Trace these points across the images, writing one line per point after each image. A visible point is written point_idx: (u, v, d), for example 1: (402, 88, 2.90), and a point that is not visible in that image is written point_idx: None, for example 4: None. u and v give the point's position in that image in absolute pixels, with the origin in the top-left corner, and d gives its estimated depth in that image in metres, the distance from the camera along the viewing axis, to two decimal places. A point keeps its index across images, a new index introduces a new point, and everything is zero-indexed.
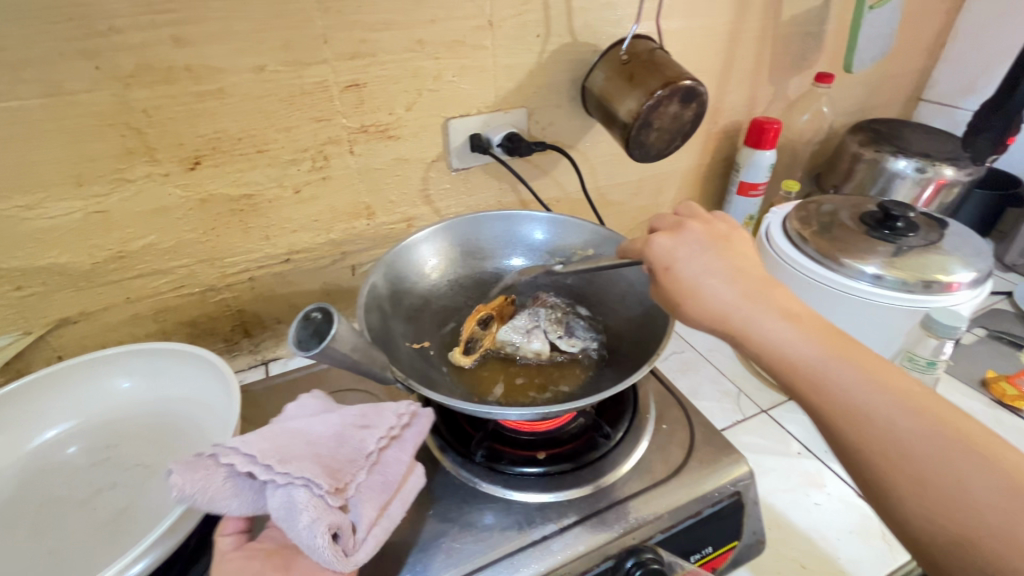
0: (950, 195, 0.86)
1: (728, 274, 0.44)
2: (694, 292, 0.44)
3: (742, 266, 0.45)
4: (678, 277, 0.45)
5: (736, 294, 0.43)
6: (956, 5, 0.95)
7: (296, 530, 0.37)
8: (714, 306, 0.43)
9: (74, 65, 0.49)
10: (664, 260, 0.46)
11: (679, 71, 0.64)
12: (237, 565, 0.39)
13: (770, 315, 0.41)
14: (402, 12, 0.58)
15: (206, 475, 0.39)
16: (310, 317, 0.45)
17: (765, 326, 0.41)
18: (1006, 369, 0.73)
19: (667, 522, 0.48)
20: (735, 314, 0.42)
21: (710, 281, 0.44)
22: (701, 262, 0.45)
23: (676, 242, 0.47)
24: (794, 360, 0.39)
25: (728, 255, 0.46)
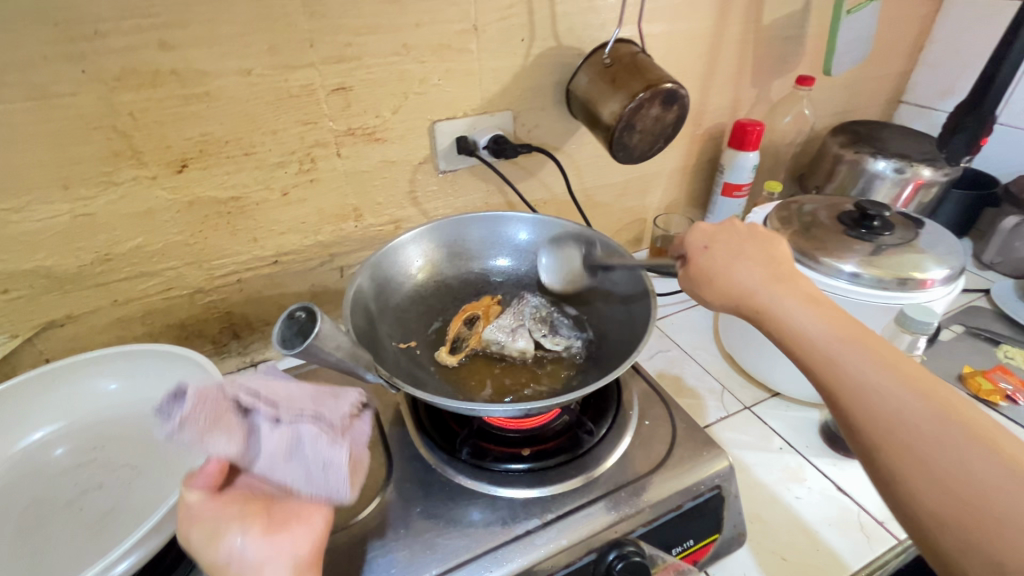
0: (928, 195, 0.88)
1: (758, 262, 0.49)
2: (723, 273, 0.50)
3: (771, 255, 0.50)
4: (711, 259, 0.51)
5: (762, 276, 0.48)
6: (933, 9, 0.97)
7: (308, 459, 0.40)
8: (740, 284, 0.48)
9: (60, 69, 0.49)
10: (703, 243, 0.52)
11: (661, 74, 0.65)
12: (221, 511, 0.37)
13: (791, 295, 0.46)
14: (387, 16, 0.59)
15: (215, 404, 0.39)
16: (294, 316, 0.45)
17: (785, 303, 0.46)
18: (983, 365, 0.75)
19: (649, 515, 0.49)
20: (759, 292, 0.47)
21: (739, 264, 0.49)
22: (732, 248, 0.51)
23: (717, 231, 0.53)
24: (806, 334, 0.44)
25: (758, 246, 0.51)
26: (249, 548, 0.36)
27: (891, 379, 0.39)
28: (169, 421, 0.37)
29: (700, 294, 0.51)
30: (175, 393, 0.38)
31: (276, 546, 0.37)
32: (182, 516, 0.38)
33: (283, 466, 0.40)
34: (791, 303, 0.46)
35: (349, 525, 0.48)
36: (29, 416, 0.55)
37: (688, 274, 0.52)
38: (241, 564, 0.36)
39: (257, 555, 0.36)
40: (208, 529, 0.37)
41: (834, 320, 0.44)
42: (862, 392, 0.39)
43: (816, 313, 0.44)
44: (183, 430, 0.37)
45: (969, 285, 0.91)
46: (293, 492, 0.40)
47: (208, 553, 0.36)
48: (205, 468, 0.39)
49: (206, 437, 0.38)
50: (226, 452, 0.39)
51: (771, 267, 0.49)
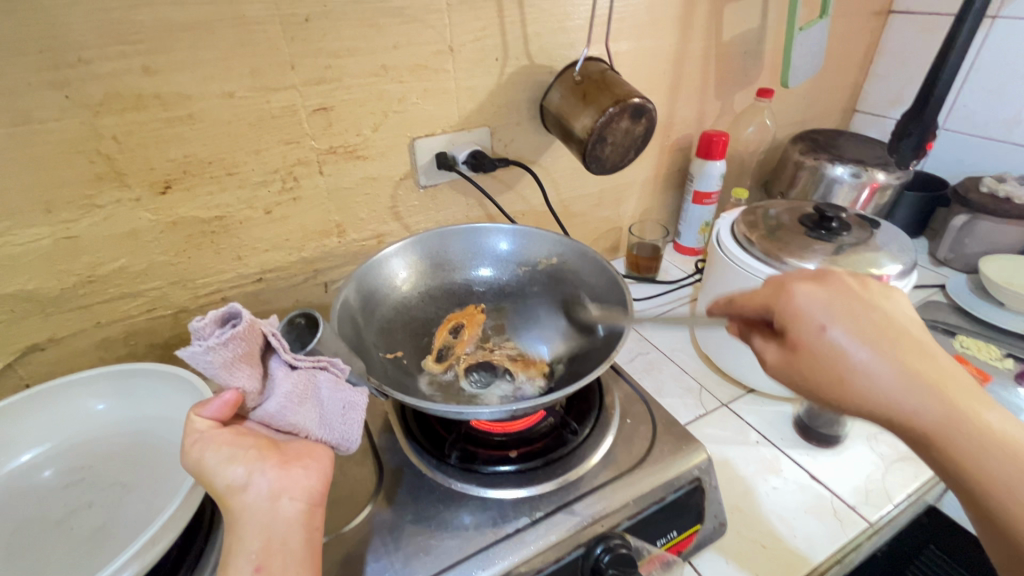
0: (884, 198, 0.93)
1: (907, 355, 0.39)
2: (860, 369, 0.39)
3: (914, 339, 0.40)
4: (836, 348, 0.40)
5: (919, 384, 0.38)
6: (879, 24, 1.03)
7: (324, 404, 0.43)
8: (882, 392, 0.39)
9: (43, 95, 0.50)
10: (824, 318, 0.41)
11: (629, 90, 0.69)
12: (231, 444, 0.39)
13: (971, 415, 0.37)
14: (365, 39, 0.62)
15: (250, 335, 0.39)
16: (294, 321, 0.48)
17: (963, 431, 0.37)
18: (941, 355, 0.79)
19: (633, 509, 0.51)
20: (925, 407, 0.38)
21: (882, 362, 0.39)
22: (869, 333, 0.39)
23: (829, 296, 0.42)
24: (994, 473, 0.36)
25: (895, 326, 0.40)
26: (267, 477, 0.39)
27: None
28: (202, 343, 0.36)
29: (814, 387, 0.42)
30: (213, 315, 0.37)
31: (293, 477, 0.39)
32: (192, 441, 0.39)
33: (299, 407, 0.41)
34: (967, 430, 0.37)
35: (343, 532, 0.49)
36: (16, 438, 0.55)
37: (798, 360, 0.42)
38: (258, 493, 0.38)
39: (274, 485, 0.38)
40: (223, 455, 0.38)
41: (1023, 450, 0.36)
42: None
43: (1000, 449, 0.37)
44: (215, 354, 0.37)
45: (925, 281, 0.96)
46: (301, 433, 0.42)
47: (222, 478, 0.38)
48: (217, 400, 0.40)
49: (233, 366, 0.38)
50: (246, 386, 0.39)
51: (924, 365, 0.39)
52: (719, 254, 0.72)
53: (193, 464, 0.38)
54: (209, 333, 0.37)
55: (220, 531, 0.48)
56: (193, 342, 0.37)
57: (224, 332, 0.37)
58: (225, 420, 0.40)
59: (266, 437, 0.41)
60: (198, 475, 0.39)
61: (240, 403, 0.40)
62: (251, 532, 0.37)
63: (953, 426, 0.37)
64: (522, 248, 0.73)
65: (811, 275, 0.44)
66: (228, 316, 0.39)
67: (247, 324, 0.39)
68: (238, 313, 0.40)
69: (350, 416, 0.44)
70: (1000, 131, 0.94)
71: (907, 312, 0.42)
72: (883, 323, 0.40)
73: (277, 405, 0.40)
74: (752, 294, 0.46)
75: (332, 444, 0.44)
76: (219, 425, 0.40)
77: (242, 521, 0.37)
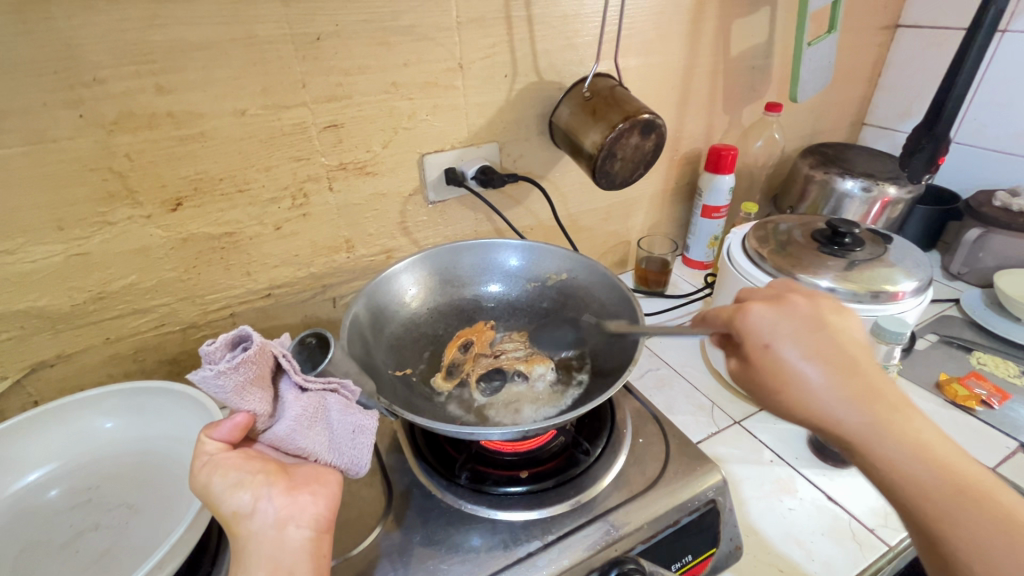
0: (895, 212, 0.92)
1: (838, 369, 0.42)
2: (794, 381, 0.43)
3: (849, 354, 0.43)
4: (781, 363, 0.43)
5: (847, 391, 0.41)
6: (887, 38, 1.03)
7: (335, 428, 0.42)
8: (816, 398, 0.42)
9: (58, 115, 0.51)
10: (764, 337, 0.44)
11: (638, 106, 0.69)
12: (239, 468, 0.38)
13: (891, 422, 0.41)
14: (375, 57, 0.62)
15: (261, 358, 0.39)
16: (305, 341, 0.48)
17: (883, 436, 0.40)
18: (957, 371, 0.78)
19: (647, 532, 0.50)
20: (847, 415, 0.41)
21: (818, 374, 0.42)
22: (805, 348, 0.43)
23: (780, 317, 0.44)
24: (907, 474, 0.40)
25: (832, 341, 0.43)
26: (273, 503, 0.38)
27: (989, 524, 0.38)
28: (214, 366, 0.36)
29: (766, 396, 0.46)
30: (224, 338, 0.38)
31: (300, 504, 0.39)
32: (201, 464, 0.39)
33: (308, 431, 0.41)
34: (888, 433, 0.40)
35: (351, 555, 0.48)
36: (24, 457, 0.55)
37: (750, 372, 0.46)
38: (264, 520, 0.38)
39: (280, 512, 0.38)
40: (230, 480, 0.38)
41: (930, 446, 0.40)
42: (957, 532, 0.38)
43: (918, 451, 0.40)
44: (226, 378, 0.37)
45: (939, 295, 0.95)
46: (310, 456, 0.42)
47: (229, 504, 0.38)
48: (227, 422, 0.39)
49: (244, 390, 0.38)
50: (258, 409, 0.39)
51: (857, 374, 0.42)
52: (730, 269, 0.72)
53: (201, 488, 0.38)
54: (220, 356, 0.37)
55: (227, 554, 0.48)
56: (204, 366, 0.37)
57: (236, 356, 0.37)
58: (235, 443, 0.40)
59: (275, 460, 0.41)
60: (205, 499, 0.38)
61: (250, 426, 0.40)
62: (257, 561, 0.37)
63: (874, 431, 0.41)
64: (532, 264, 0.73)
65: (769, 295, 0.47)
66: (240, 337, 0.39)
67: (260, 346, 0.39)
68: (250, 335, 0.40)
69: (362, 441, 0.43)
70: (1012, 144, 0.94)
71: (854, 324, 0.45)
72: (819, 335, 0.43)
73: (287, 428, 0.40)
74: (720, 311, 0.48)
75: (342, 468, 0.43)
76: (229, 447, 0.40)
77: (249, 550, 0.37)
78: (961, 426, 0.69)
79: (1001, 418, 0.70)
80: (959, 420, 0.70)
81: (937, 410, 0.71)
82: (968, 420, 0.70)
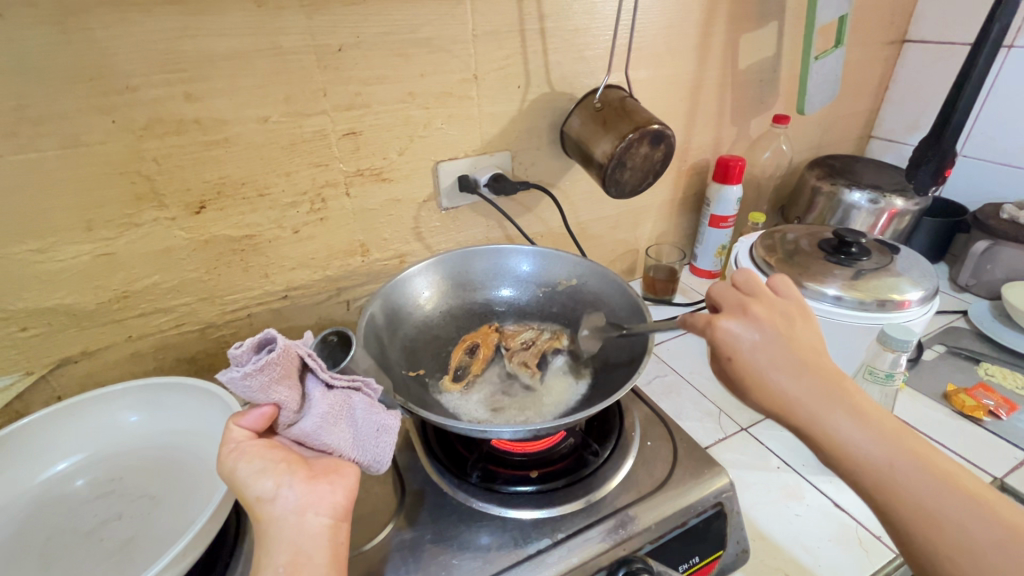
0: (903, 223, 0.93)
1: (799, 372, 0.42)
2: (758, 384, 0.43)
3: (808, 352, 0.43)
4: (746, 372, 0.43)
5: (816, 394, 0.42)
6: (894, 53, 1.05)
7: (358, 425, 0.44)
8: (779, 398, 0.42)
9: (92, 120, 0.53)
10: (729, 351, 0.44)
11: (647, 117, 0.70)
12: (263, 459, 0.40)
13: (840, 404, 0.42)
14: (393, 68, 0.64)
15: (286, 358, 0.41)
16: (327, 339, 0.51)
17: (835, 420, 0.41)
18: (965, 382, 0.78)
19: (655, 533, 0.51)
20: (804, 409, 0.42)
21: (790, 377, 0.42)
22: (772, 355, 0.43)
23: (747, 330, 0.44)
24: (855, 444, 0.41)
25: (796, 343, 0.44)
26: (294, 491, 0.39)
27: (953, 501, 0.39)
28: (240, 369, 0.39)
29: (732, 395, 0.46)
30: (250, 342, 0.40)
31: (319, 493, 0.40)
32: (228, 450, 0.40)
33: (333, 428, 0.42)
34: (832, 407, 0.41)
35: (364, 550, 0.50)
36: (52, 448, 0.56)
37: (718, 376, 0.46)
38: (285, 506, 0.39)
39: (301, 500, 0.39)
40: (256, 466, 0.39)
41: (910, 447, 0.41)
42: (947, 534, 0.38)
43: (865, 422, 0.41)
44: (253, 379, 0.39)
45: (947, 306, 0.95)
46: (333, 451, 0.43)
47: (253, 490, 0.39)
48: (254, 411, 0.41)
49: (270, 387, 0.40)
50: (284, 405, 0.41)
51: (801, 368, 0.43)
52: None
53: (226, 473, 0.40)
54: (246, 359, 0.40)
55: (245, 546, 0.49)
56: (232, 367, 0.39)
57: (261, 358, 0.39)
58: (259, 431, 0.42)
59: (297, 453, 0.42)
60: (230, 484, 0.40)
61: (275, 418, 0.42)
62: (278, 546, 0.38)
63: (822, 410, 0.41)
64: (542, 270, 0.74)
65: (731, 305, 0.46)
66: (263, 341, 0.40)
67: (283, 350, 0.40)
68: (273, 340, 0.41)
69: (383, 437, 0.45)
70: (1018, 158, 0.95)
71: (809, 325, 0.46)
72: (785, 338, 0.43)
73: (312, 424, 0.42)
74: (687, 318, 0.46)
75: (364, 464, 0.44)
76: (254, 436, 0.41)
77: (271, 535, 0.38)
78: (968, 436, 0.69)
79: (1009, 429, 0.70)
80: (968, 430, 0.70)
81: (945, 421, 0.72)
82: (976, 430, 0.70)
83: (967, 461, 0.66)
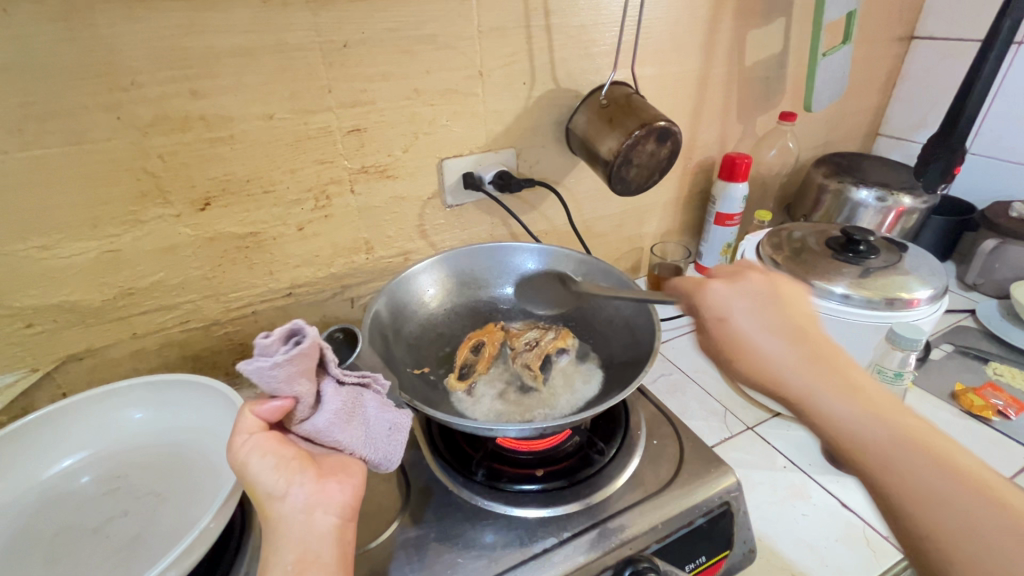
0: (910, 221, 0.92)
1: (786, 333, 0.43)
2: (745, 344, 0.44)
3: (800, 318, 0.45)
4: (731, 333, 0.46)
5: (798, 356, 0.42)
6: (902, 50, 1.04)
7: (371, 424, 0.44)
8: (769, 361, 0.43)
9: (97, 117, 0.53)
10: (718, 313, 0.47)
11: (654, 113, 0.70)
12: (276, 454, 0.40)
13: (829, 372, 0.41)
14: (399, 65, 0.64)
15: (313, 352, 0.40)
16: (334, 336, 0.54)
17: (820, 386, 0.40)
18: (973, 381, 0.77)
19: (661, 532, 0.51)
20: (789, 371, 0.41)
21: (774, 338, 0.43)
22: (759, 317, 0.45)
23: (734, 293, 0.47)
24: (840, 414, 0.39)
25: (785, 308, 0.45)
26: (304, 489, 0.39)
27: (955, 482, 0.35)
28: (269, 359, 0.38)
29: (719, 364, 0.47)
30: (281, 332, 0.39)
31: (328, 492, 0.40)
32: (240, 443, 0.40)
33: (346, 425, 0.42)
34: (819, 371, 0.41)
35: (369, 548, 0.49)
36: (58, 444, 0.56)
37: (707, 344, 0.49)
38: (293, 504, 0.39)
39: (310, 499, 0.39)
40: (268, 462, 0.39)
41: (910, 427, 0.38)
42: (954, 527, 0.34)
43: (856, 393, 0.39)
44: (280, 370, 0.38)
45: (955, 305, 0.95)
46: (343, 449, 0.43)
47: (265, 485, 0.39)
48: (271, 403, 0.40)
49: (293, 380, 0.39)
50: (302, 399, 0.40)
51: (793, 333, 0.43)
52: None
53: (238, 466, 0.39)
54: (275, 348, 0.38)
55: (249, 545, 0.49)
56: (259, 356, 0.38)
57: (291, 349, 0.38)
58: (270, 424, 0.41)
59: (305, 450, 0.42)
60: (241, 478, 0.39)
61: (289, 412, 0.41)
62: (286, 545, 0.38)
63: (804, 372, 0.41)
64: (547, 267, 0.73)
65: (725, 274, 0.50)
66: (291, 332, 0.39)
67: (313, 343, 0.40)
68: (299, 332, 0.40)
69: (393, 438, 0.45)
70: None
71: (806, 297, 0.47)
72: (773, 303, 0.46)
73: (326, 421, 0.41)
74: (678, 285, 0.51)
75: (374, 463, 0.44)
76: (265, 429, 0.41)
77: (279, 533, 0.38)
78: (977, 436, 0.69)
79: (1018, 429, 0.69)
80: (976, 430, 0.70)
81: (954, 421, 0.71)
82: (985, 431, 0.70)
83: None
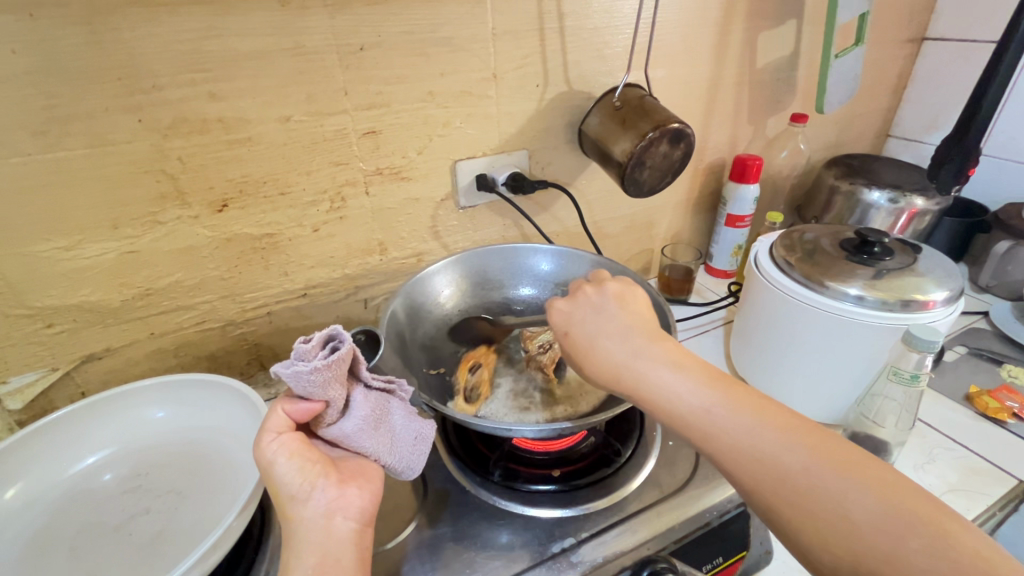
0: (922, 223, 0.92)
1: (617, 332, 0.49)
2: (588, 348, 0.49)
3: (634, 317, 0.50)
4: (574, 340, 0.51)
5: (632, 352, 0.47)
6: (913, 51, 1.04)
7: (397, 432, 0.45)
8: (609, 362, 0.47)
9: (119, 119, 0.53)
10: (562, 326, 0.52)
11: (667, 115, 0.70)
12: (303, 457, 0.40)
13: (661, 361, 0.46)
14: (414, 67, 0.64)
15: (347, 358, 0.41)
16: (356, 338, 0.56)
17: (655, 376, 0.45)
18: (987, 383, 0.77)
19: (678, 532, 0.51)
20: (628, 368, 0.46)
21: (611, 339, 0.49)
22: (595, 324, 0.50)
23: (574, 305, 0.53)
24: (677, 400, 0.43)
25: (613, 312, 0.51)
26: (325, 494, 0.40)
27: (768, 436, 0.39)
28: (308, 362, 0.38)
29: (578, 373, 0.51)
30: (317, 338, 0.40)
31: (348, 497, 0.40)
32: (267, 441, 0.40)
33: (373, 432, 0.43)
34: (652, 364, 0.46)
35: (386, 549, 0.49)
36: (80, 442, 0.57)
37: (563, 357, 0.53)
38: (315, 508, 0.39)
39: (330, 503, 0.39)
40: (294, 464, 0.39)
41: (728, 395, 0.42)
42: (774, 477, 0.38)
43: (686, 377, 0.44)
44: (318, 375, 0.39)
45: (967, 307, 0.94)
46: (367, 455, 0.43)
47: (288, 487, 0.39)
48: (302, 404, 0.40)
49: (329, 385, 0.40)
50: (334, 404, 0.41)
51: (630, 333, 0.48)
52: (759, 276, 0.72)
53: (264, 466, 0.39)
54: (312, 354, 0.39)
55: (269, 543, 0.49)
56: (297, 361, 0.39)
57: (328, 355, 0.39)
58: (296, 427, 0.41)
59: (327, 454, 0.42)
60: (265, 478, 0.40)
61: (318, 416, 0.41)
62: (305, 549, 0.38)
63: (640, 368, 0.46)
64: (561, 269, 0.74)
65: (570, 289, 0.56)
66: (324, 339, 0.41)
67: (346, 350, 0.41)
68: (331, 340, 0.42)
69: (416, 445, 0.46)
70: None
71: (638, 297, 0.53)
72: (608, 307, 0.51)
73: (354, 426, 0.42)
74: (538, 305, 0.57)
75: (395, 470, 0.45)
76: (291, 431, 0.41)
77: (299, 536, 0.38)
78: (992, 438, 0.69)
79: None
80: (991, 432, 0.69)
81: (968, 423, 0.71)
82: (1000, 433, 0.69)
83: (990, 463, 0.65)
